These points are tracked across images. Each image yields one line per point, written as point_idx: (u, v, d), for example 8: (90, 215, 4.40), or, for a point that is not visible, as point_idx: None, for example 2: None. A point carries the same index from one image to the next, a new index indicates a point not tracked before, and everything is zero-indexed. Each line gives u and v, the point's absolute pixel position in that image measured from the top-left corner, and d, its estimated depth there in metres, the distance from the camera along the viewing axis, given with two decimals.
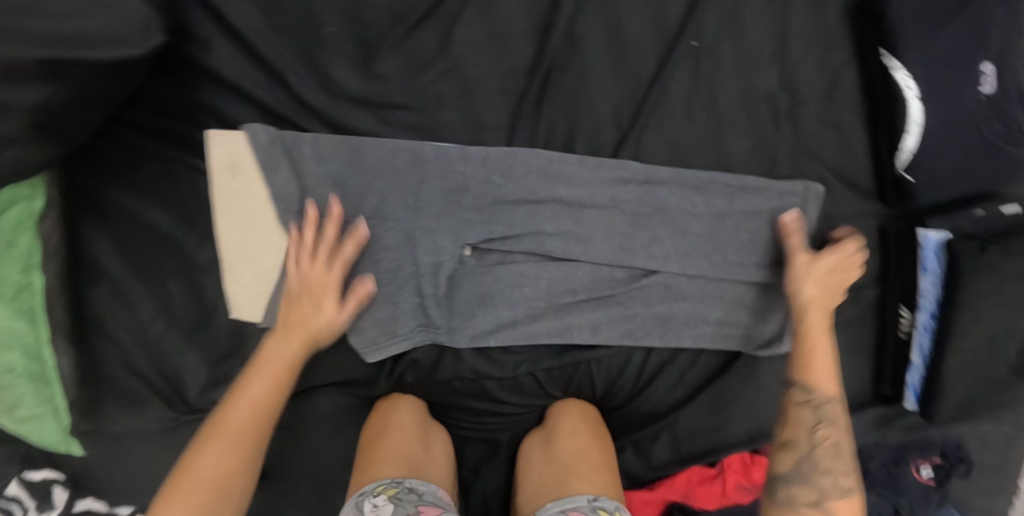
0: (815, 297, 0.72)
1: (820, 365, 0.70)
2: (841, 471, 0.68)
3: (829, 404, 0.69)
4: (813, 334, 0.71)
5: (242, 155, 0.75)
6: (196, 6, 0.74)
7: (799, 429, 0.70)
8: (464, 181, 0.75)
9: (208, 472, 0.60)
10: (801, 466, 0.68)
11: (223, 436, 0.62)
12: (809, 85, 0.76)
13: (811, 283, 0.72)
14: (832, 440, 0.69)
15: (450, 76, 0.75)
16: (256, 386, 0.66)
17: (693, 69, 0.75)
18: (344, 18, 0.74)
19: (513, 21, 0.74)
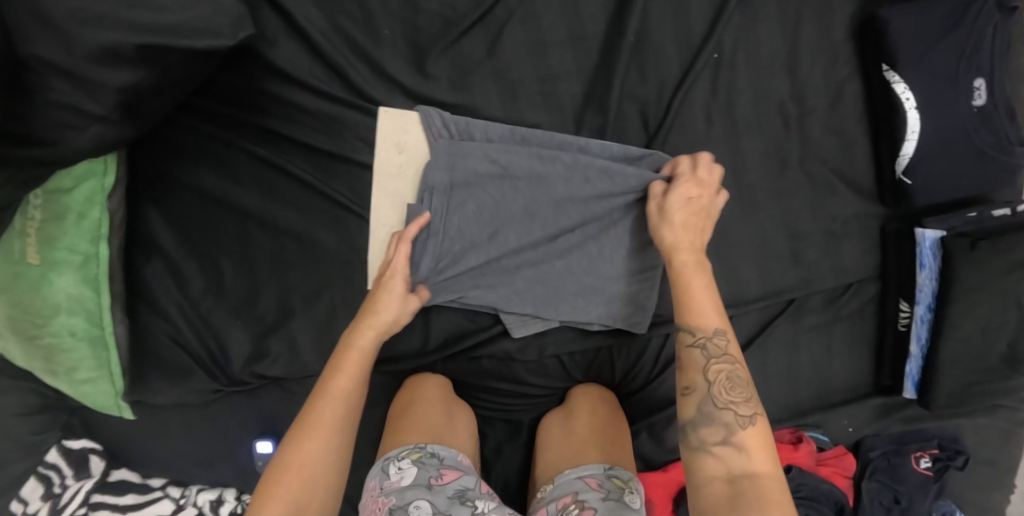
0: (675, 238, 0.70)
1: (702, 304, 0.64)
2: (742, 404, 0.60)
3: (716, 339, 0.63)
4: (684, 270, 0.67)
5: (409, 135, 0.84)
6: (268, 7, 0.82)
7: (694, 371, 0.63)
8: (527, 164, 0.80)
9: (305, 472, 0.62)
10: (705, 406, 0.61)
11: (317, 435, 0.64)
12: (817, 96, 0.84)
13: (678, 228, 0.71)
14: (726, 375, 0.62)
15: (494, 77, 0.83)
16: (342, 382, 0.68)
17: (713, 78, 0.83)
18: (400, 22, 0.82)
19: (554, 30, 0.82)
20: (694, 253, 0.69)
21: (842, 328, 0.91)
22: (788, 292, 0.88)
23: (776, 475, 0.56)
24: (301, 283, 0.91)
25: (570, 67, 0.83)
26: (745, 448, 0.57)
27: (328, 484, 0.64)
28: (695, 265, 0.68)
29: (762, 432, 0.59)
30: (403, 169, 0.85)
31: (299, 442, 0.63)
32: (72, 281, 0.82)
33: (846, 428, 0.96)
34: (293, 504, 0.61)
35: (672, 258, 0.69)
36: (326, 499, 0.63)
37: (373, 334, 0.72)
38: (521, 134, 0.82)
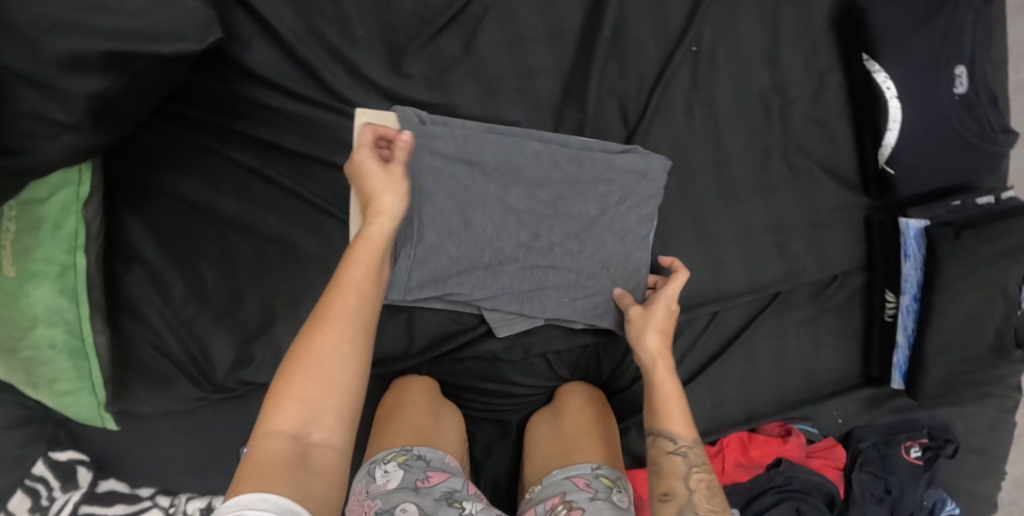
0: (658, 345, 0.74)
1: (675, 413, 0.69)
2: (720, 515, 0.63)
3: (694, 449, 0.68)
4: (667, 380, 0.71)
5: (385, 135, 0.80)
6: (240, 10, 0.80)
7: (674, 477, 0.66)
8: (511, 159, 0.79)
9: (320, 366, 0.55)
10: (685, 513, 0.63)
11: (334, 322, 0.57)
12: (798, 87, 0.84)
13: (659, 337, 0.74)
14: (705, 484, 0.66)
15: (471, 76, 0.82)
16: (356, 273, 0.61)
17: (693, 71, 0.82)
18: (375, 22, 0.81)
19: (530, 26, 0.81)
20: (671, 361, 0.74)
21: (829, 320, 0.91)
22: (775, 286, 0.87)
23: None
24: (284, 288, 0.90)
25: (548, 63, 0.82)
26: None
27: (349, 378, 0.57)
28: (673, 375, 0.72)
29: None
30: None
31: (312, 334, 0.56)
32: (49, 292, 0.80)
33: (836, 420, 0.95)
34: (310, 404, 0.54)
35: (652, 368, 0.72)
36: (348, 398, 0.56)
37: (383, 223, 0.65)
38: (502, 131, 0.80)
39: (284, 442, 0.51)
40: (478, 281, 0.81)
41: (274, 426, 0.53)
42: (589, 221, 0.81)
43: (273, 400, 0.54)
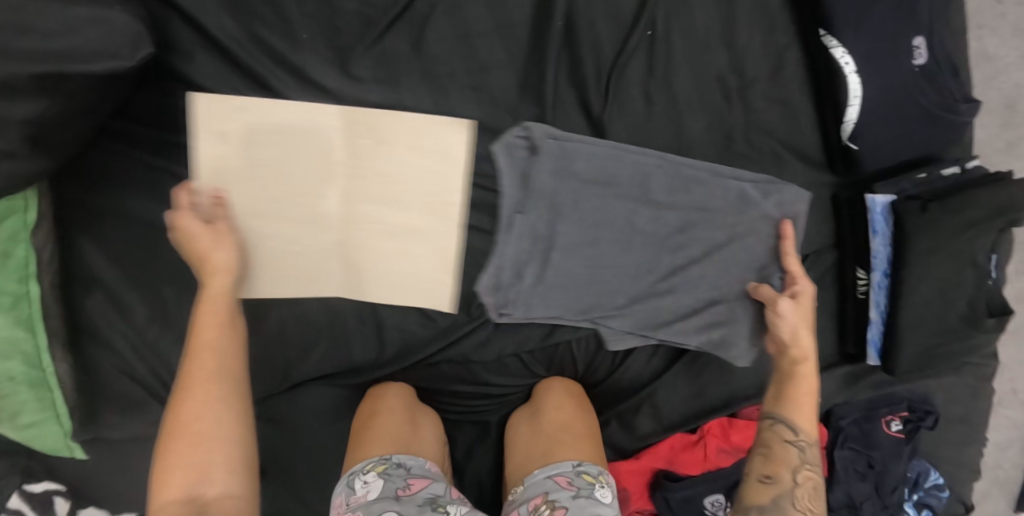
0: (805, 340, 0.73)
1: (804, 406, 0.71)
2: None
3: (803, 445, 0.70)
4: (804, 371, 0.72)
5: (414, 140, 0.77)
6: (178, 21, 0.78)
7: (785, 466, 0.68)
8: (420, 150, 0.77)
9: (194, 430, 0.60)
10: (782, 500, 0.66)
11: (194, 392, 0.61)
12: (756, 67, 0.82)
13: (806, 329, 0.74)
14: (812, 482, 0.68)
15: (422, 75, 0.79)
16: (207, 332, 0.65)
17: (649, 56, 0.80)
18: (318, 26, 0.79)
19: (478, 20, 0.79)
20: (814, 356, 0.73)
21: None
22: None
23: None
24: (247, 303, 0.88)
25: (499, 57, 0.79)
26: None
27: (229, 430, 0.62)
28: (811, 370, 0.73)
29: None
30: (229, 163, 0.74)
31: (178, 401, 0.61)
32: (4, 323, 0.77)
33: (816, 399, 0.95)
34: (196, 464, 0.59)
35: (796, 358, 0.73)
36: (232, 442, 0.61)
37: (218, 281, 0.68)
38: (404, 117, 0.77)
39: (174, 507, 0.55)
40: (603, 303, 0.83)
41: (168, 489, 0.57)
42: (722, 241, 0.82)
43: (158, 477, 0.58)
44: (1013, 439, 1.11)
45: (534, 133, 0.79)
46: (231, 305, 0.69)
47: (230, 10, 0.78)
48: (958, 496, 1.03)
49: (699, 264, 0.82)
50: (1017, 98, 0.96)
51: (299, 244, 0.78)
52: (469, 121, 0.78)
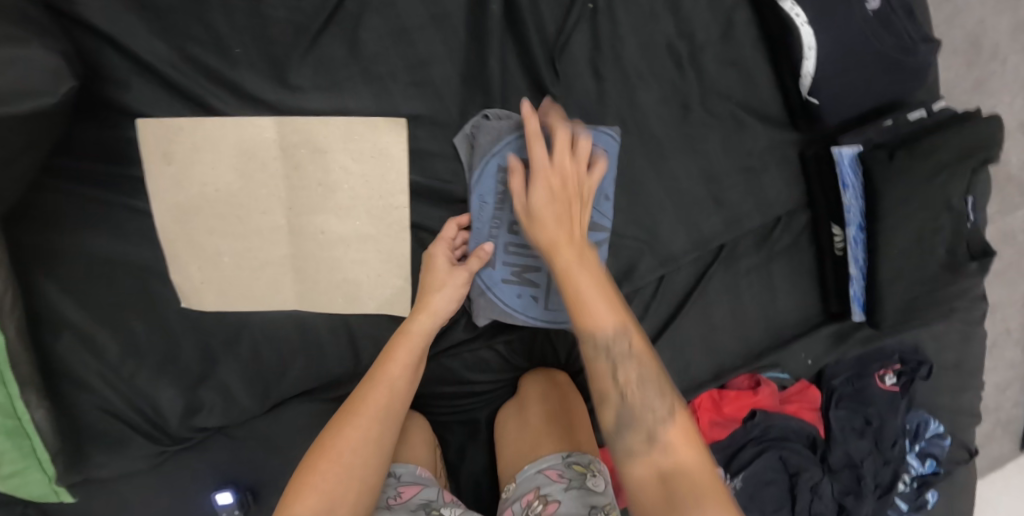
0: (548, 241, 0.64)
1: (588, 301, 0.59)
2: (658, 405, 0.56)
3: (620, 338, 0.58)
4: (572, 271, 0.61)
5: (356, 145, 0.78)
6: (106, 47, 0.75)
7: (603, 379, 0.58)
8: (356, 154, 0.78)
9: (340, 457, 0.61)
10: (623, 415, 0.56)
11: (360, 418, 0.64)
12: (705, 30, 0.79)
13: (550, 226, 0.64)
14: (637, 377, 0.57)
15: (362, 77, 0.77)
16: (395, 370, 0.68)
17: (593, 31, 0.77)
18: (250, 37, 0.76)
19: (412, 14, 0.76)
20: (561, 233, 0.64)
21: (780, 265, 0.88)
22: (717, 239, 0.84)
23: (690, 496, 0.50)
24: (216, 326, 0.85)
25: (438, 50, 0.77)
26: (667, 447, 0.54)
27: (370, 460, 0.63)
28: (580, 263, 0.62)
29: (676, 436, 0.54)
30: (177, 181, 0.79)
31: (343, 424, 0.64)
32: None
33: (805, 362, 0.93)
34: (331, 490, 0.59)
35: (553, 260, 0.63)
36: (365, 476, 0.62)
37: (426, 318, 0.72)
38: (336, 122, 0.77)
39: None
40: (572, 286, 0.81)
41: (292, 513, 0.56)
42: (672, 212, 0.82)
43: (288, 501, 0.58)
44: (1009, 379, 1.10)
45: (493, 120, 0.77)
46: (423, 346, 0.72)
47: (158, 32, 0.75)
48: (962, 442, 1.02)
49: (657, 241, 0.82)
50: (980, 35, 0.96)
51: (254, 259, 0.82)
52: (405, 118, 0.78)
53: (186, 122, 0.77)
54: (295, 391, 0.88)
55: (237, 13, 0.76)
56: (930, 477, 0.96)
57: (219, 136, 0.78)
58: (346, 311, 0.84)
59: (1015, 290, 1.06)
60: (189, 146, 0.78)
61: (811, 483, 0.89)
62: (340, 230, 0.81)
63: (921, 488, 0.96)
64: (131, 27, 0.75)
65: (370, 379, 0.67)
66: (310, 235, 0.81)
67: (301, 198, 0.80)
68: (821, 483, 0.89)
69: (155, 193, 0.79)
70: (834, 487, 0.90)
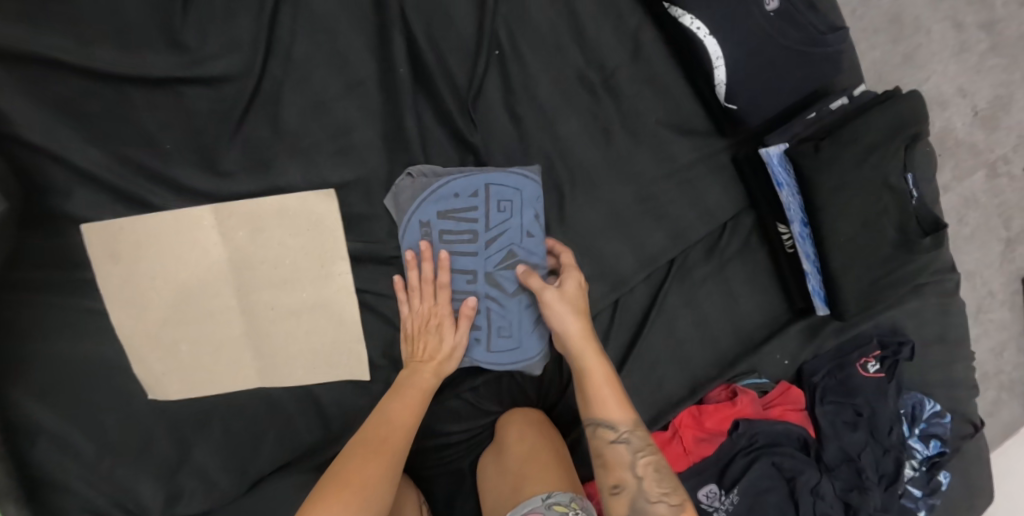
0: (579, 331, 0.72)
1: (607, 395, 0.70)
2: (671, 495, 0.67)
3: (638, 434, 0.69)
4: (596, 366, 0.70)
5: (292, 220, 0.80)
6: (38, 157, 0.75)
7: (620, 469, 0.68)
8: (293, 230, 0.81)
9: (353, 483, 0.62)
10: (638, 503, 0.66)
11: (372, 449, 0.66)
12: (613, 56, 0.80)
13: (575, 319, 0.72)
14: (652, 467, 0.68)
15: (290, 154, 0.80)
16: (402, 410, 0.71)
17: (503, 75, 0.79)
18: (175, 131, 0.79)
19: (328, 87, 0.79)
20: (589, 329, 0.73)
21: (736, 269, 0.87)
22: (665, 254, 0.83)
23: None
24: (184, 414, 0.82)
25: (357, 117, 0.80)
26: None
27: (378, 490, 0.63)
28: (601, 365, 0.71)
29: None
30: (126, 280, 0.80)
31: (367, 462, 0.65)
32: None
33: (782, 362, 0.92)
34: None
35: (571, 349, 0.72)
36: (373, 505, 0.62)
37: (432, 375, 0.75)
38: (269, 200, 0.80)
39: None
40: (517, 325, 0.80)
41: None
42: (615, 234, 0.82)
43: None
44: (1003, 341, 1.18)
45: (417, 176, 0.78)
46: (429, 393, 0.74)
47: (86, 134, 0.76)
48: (964, 415, 0.98)
49: (604, 265, 0.82)
50: (899, 12, 1.05)
51: (211, 340, 0.83)
52: (334, 188, 0.80)
53: (126, 221, 0.79)
54: (273, 464, 0.84)
55: (162, 109, 0.78)
56: (938, 459, 0.93)
57: (159, 231, 0.80)
58: (306, 381, 0.85)
59: (989, 252, 1.16)
60: (134, 244, 0.79)
61: (809, 486, 0.83)
62: (290, 302, 0.83)
63: (931, 471, 0.92)
64: (58, 132, 0.75)
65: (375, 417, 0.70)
66: (262, 310, 0.83)
67: (247, 278, 0.82)
68: (821, 484, 0.84)
69: (108, 294, 0.80)
70: (834, 486, 0.85)
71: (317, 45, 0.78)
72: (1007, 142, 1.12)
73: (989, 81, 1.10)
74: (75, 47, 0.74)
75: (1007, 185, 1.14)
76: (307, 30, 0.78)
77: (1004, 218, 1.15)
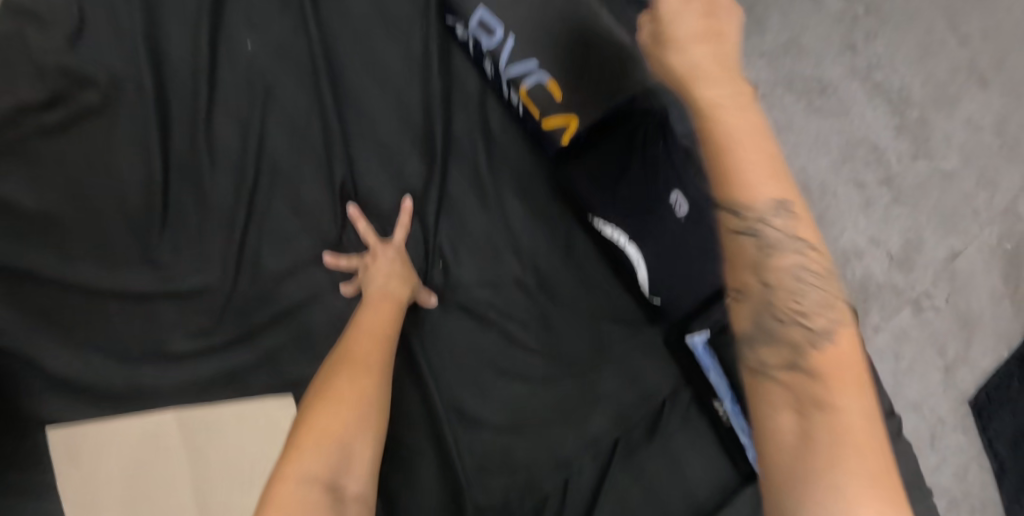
0: (705, 67, 0.52)
1: (751, 173, 0.51)
2: (829, 316, 0.55)
3: (801, 255, 0.56)
4: (726, 136, 0.50)
5: (251, 422, 0.85)
6: (20, 368, 0.82)
7: (749, 272, 0.56)
8: (251, 432, 0.85)
9: (324, 424, 0.66)
10: (759, 315, 0.56)
11: (345, 373, 0.72)
12: (545, 257, 0.93)
13: (705, 49, 0.52)
14: (827, 318, 0.55)
15: (251, 353, 0.86)
16: (366, 341, 0.77)
17: (446, 280, 0.91)
18: (144, 337, 0.85)
19: (290, 295, 0.88)
20: (744, 109, 0.51)
21: (681, 440, 0.87)
22: (608, 436, 0.88)
23: (836, 440, 0.46)
24: None
25: (317, 321, 0.88)
26: (816, 370, 0.51)
27: (361, 397, 0.70)
28: (747, 122, 0.51)
29: (839, 345, 0.53)
30: (88, 479, 0.82)
31: (346, 380, 0.71)
32: None
33: None
34: (329, 452, 0.64)
35: (708, 120, 0.51)
36: (354, 428, 0.68)
37: (400, 288, 0.84)
38: (229, 407, 0.85)
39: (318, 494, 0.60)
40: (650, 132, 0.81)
41: (295, 482, 0.61)
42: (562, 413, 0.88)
43: (289, 458, 0.64)
44: (966, 465, 1.22)
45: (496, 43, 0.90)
46: (394, 320, 0.81)
47: (68, 344, 0.84)
48: None
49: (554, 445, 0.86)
50: (806, 180, 1.24)
51: None
52: (292, 392, 0.86)
53: (91, 425, 0.83)
54: None
55: (131, 314, 0.85)
56: None
57: (123, 434, 0.83)
58: None
59: (929, 382, 1.24)
60: (99, 445, 0.83)
61: None
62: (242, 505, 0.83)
63: None
64: (41, 343, 0.83)
65: (348, 342, 0.77)
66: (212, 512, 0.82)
67: (204, 479, 0.83)
68: None
69: (67, 494, 0.81)
70: None
71: (280, 257, 0.88)
72: (925, 280, 1.25)
73: (898, 229, 1.25)
74: (59, 264, 0.85)
75: (934, 317, 1.25)
76: (272, 247, 0.89)
77: (939, 348, 1.25)
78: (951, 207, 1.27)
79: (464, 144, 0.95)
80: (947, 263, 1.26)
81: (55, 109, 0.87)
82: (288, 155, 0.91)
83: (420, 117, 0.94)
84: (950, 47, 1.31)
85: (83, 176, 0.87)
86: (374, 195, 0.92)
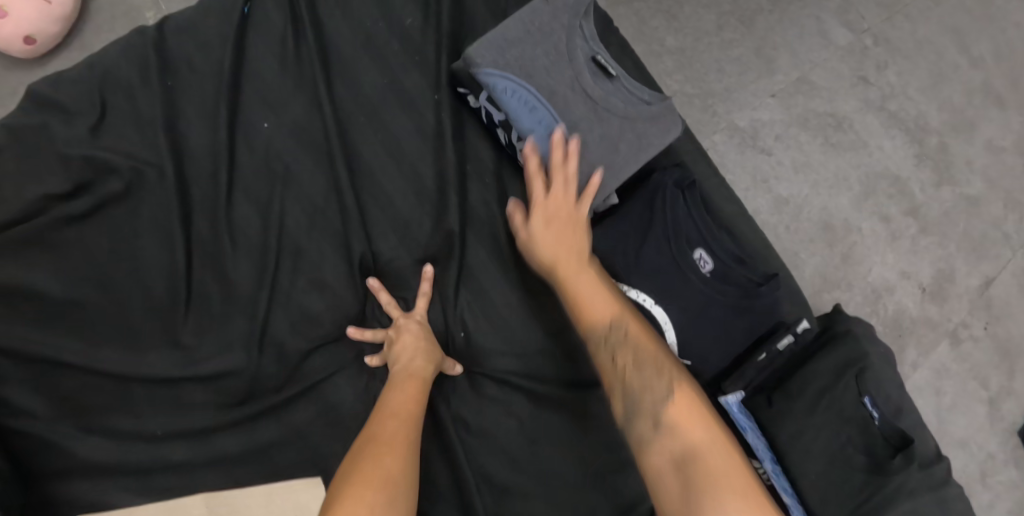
0: (550, 252, 0.82)
1: (591, 301, 0.79)
2: (655, 382, 0.72)
3: (615, 332, 0.76)
4: (579, 300, 0.79)
5: (280, 507, 0.83)
6: (49, 458, 0.82)
7: (608, 376, 0.76)
8: None
9: (364, 501, 0.64)
10: (628, 404, 0.73)
11: (379, 450, 0.71)
12: (568, 324, 0.94)
13: (545, 230, 0.83)
14: (652, 393, 0.71)
15: (282, 432, 0.86)
16: (394, 421, 0.76)
17: (471, 351, 0.92)
18: (170, 421, 0.85)
19: (319, 372, 0.89)
20: (578, 262, 0.82)
21: None
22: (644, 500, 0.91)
23: (704, 482, 0.63)
24: None
25: (346, 397, 0.89)
26: (672, 426, 0.68)
27: (394, 476, 0.69)
28: (581, 273, 0.81)
29: (679, 400, 0.70)
30: None
31: (380, 457, 0.70)
32: None
33: None
34: None
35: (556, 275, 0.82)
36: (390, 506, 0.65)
37: (426, 364, 0.85)
38: (257, 491, 0.84)
39: None
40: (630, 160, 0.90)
41: None
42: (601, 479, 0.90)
43: None
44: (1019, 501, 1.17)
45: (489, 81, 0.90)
46: (420, 400, 0.81)
47: (96, 431, 0.84)
48: None
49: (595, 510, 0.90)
50: (828, 218, 1.22)
51: None
52: (320, 474, 0.85)
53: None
54: None
55: (158, 397, 0.86)
56: None
57: None
58: None
59: (975, 417, 1.19)
60: None
61: None
62: None
63: None
64: (69, 433, 0.82)
65: (376, 422, 0.76)
66: None
67: None
68: None
69: None
70: None
71: (304, 337, 0.89)
72: (960, 310, 1.22)
73: (927, 260, 1.23)
74: (85, 350, 0.85)
75: (973, 348, 1.21)
76: (296, 325, 0.89)
77: (981, 380, 1.20)
78: (979, 234, 1.25)
79: (481, 212, 0.97)
80: (981, 290, 1.23)
81: (81, 197, 0.88)
82: (309, 233, 0.92)
83: (436, 189, 0.96)
84: (963, 72, 1.29)
85: (109, 263, 0.88)
86: (395, 270, 0.94)
